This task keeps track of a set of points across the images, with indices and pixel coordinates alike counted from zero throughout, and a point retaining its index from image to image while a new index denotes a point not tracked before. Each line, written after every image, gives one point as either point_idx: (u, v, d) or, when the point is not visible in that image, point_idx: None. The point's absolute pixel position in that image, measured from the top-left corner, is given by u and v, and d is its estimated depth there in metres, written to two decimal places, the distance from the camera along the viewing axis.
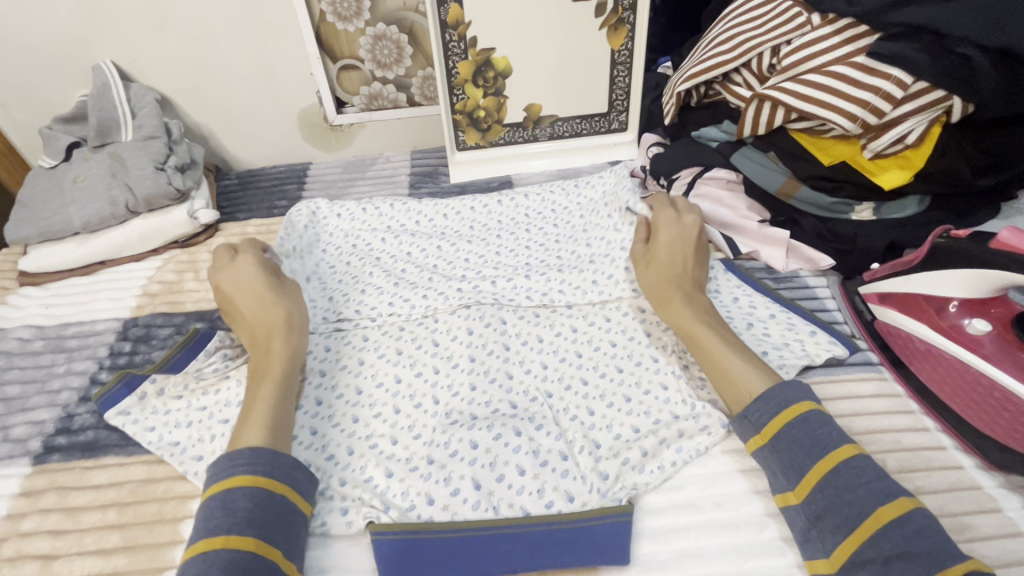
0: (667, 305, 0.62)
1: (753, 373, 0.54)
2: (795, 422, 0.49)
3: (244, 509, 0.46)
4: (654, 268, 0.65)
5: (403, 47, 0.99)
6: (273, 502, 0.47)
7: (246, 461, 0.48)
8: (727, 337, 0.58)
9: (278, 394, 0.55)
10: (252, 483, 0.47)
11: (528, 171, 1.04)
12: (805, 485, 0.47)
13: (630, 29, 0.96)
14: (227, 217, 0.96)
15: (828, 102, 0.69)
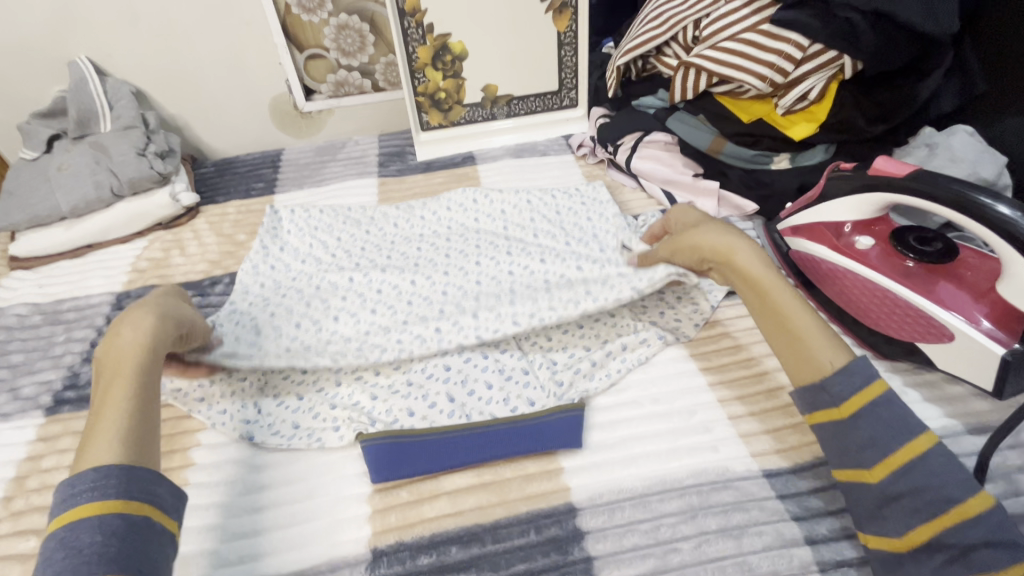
0: (733, 260, 0.57)
1: (831, 346, 0.50)
2: (879, 401, 0.47)
3: (91, 543, 0.41)
4: (710, 225, 0.60)
5: (366, 36, 1.06)
6: (128, 529, 0.43)
7: (92, 484, 0.44)
8: (800, 302, 0.54)
9: (129, 405, 0.49)
10: (95, 514, 0.43)
11: (489, 147, 1.12)
12: (885, 464, 0.45)
13: (573, 12, 1.05)
14: (206, 201, 1.02)
15: (741, 66, 0.80)
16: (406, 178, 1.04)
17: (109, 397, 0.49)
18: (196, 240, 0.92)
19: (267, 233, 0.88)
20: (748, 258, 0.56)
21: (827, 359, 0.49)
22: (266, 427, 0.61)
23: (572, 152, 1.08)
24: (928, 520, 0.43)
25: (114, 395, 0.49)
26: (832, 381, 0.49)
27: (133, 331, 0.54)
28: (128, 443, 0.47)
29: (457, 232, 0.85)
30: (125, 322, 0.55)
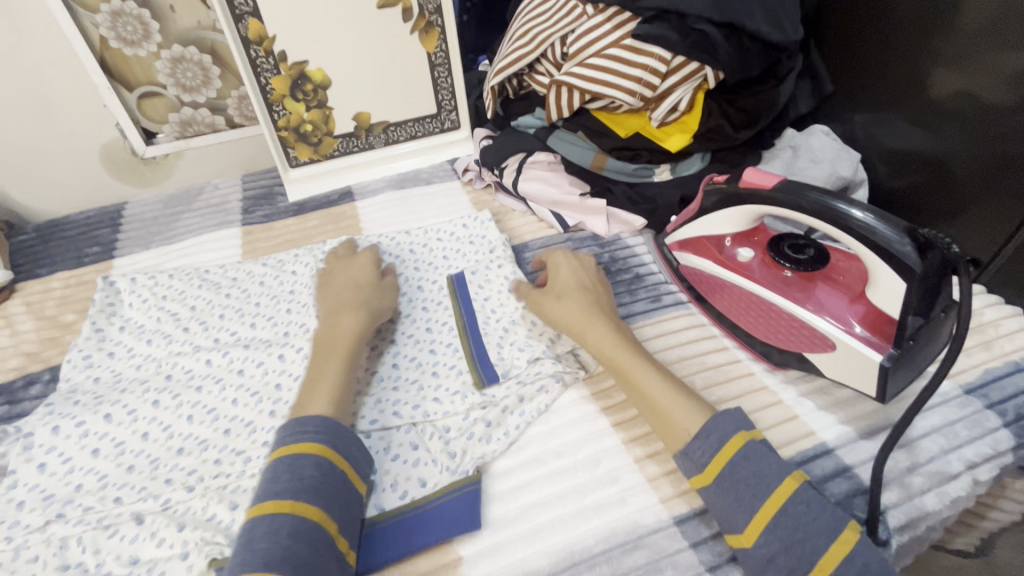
0: (589, 337, 0.59)
1: (682, 411, 0.51)
2: (737, 458, 0.47)
3: (311, 476, 0.47)
4: (570, 299, 0.62)
5: (209, 68, 0.94)
6: (333, 477, 0.48)
7: (316, 426, 0.50)
8: (656, 368, 0.56)
9: (351, 364, 0.58)
10: (313, 452, 0.48)
11: (370, 179, 1.04)
12: (752, 528, 0.44)
13: (441, 31, 0.99)
14: (25, 274, 0.85)
15: (611, 82, 0.78)
16: (275, 224, 0.93)
17: (328, 356, 0.58)
18: (7, 328, 0.76)
19: (100, 312, 0.74)
20: (604, 329, 0.59)
21: (686, 426, 0.50)
22: (93, 570, 0.50)
23: (458, 177, 1.02)
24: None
25: (347, 353, 0.58)
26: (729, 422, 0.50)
27: (378, 293, 0.67)
28: (339, 400, 0.54)
29: None
30: (364, 299, 0.65)
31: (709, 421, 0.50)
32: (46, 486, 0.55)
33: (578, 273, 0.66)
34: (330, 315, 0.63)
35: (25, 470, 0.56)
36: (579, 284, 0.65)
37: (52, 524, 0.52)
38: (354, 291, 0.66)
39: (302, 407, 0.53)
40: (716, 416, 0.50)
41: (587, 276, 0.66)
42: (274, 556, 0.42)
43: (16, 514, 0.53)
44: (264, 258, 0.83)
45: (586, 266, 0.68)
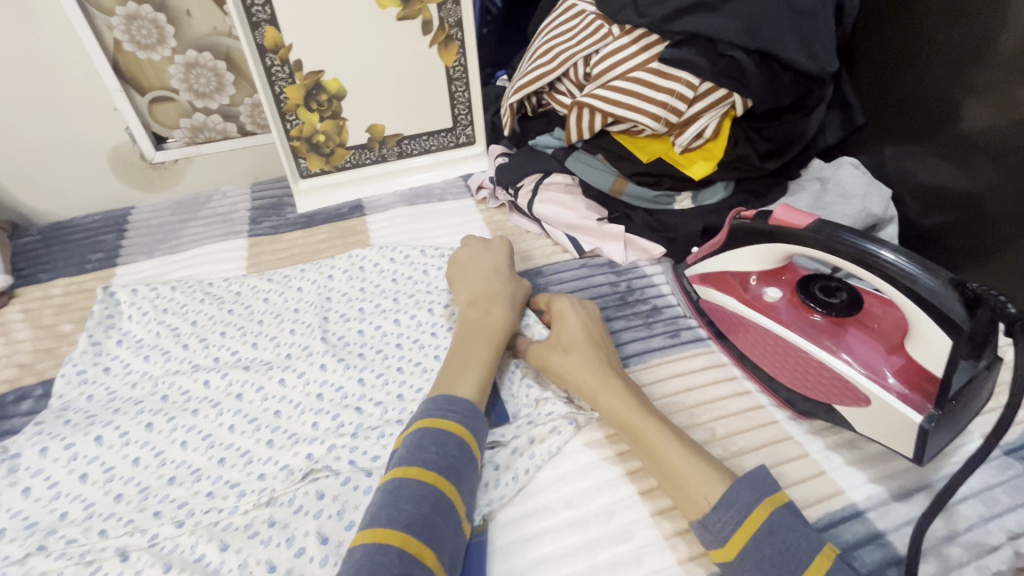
0: (601, 394, 0.55)
1: (705, 474, 0.48)
2: (761, 534, 0.43)
3: (455, 455, 0.49)
4: (579, 352, 0.59)
5: (223, 74, 0.92)
6: (472, 463, 0.50)
7: (464, 410, 0.52)
8: (672, 430, 0.52)
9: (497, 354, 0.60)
10: (457, 430, 0.51)
11: (382, 192, 1.01)
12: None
13: (460, 45, 0.97)
14: (24, 280, 0.83)
15: (635, 106, 0.75)
16: (282, 237, 0.90)
17: (478, 342, 0.60)
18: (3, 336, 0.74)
19: (98, 324, 0.72)
20: (619, 387, 0.56)
21: (705, 495, 0.47)
22: None
23: (471, 194, 1.00)
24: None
25: (494, 342, 0.60)
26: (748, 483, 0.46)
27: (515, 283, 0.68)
28: (482, 388, 0.56)
29: (345, 310, 0.73)
30: (504, 290, 0.66)
31: (726, 489, 0.47)
32: (29, 513, 0.53)
33: (587, 324, 0.62)
34: (476, 301, 0.65)
35: (9, 494, 0.54)
36: (584, 335, 0.61)
37: (32, 556, 0.49)
38: (497, 280, 0.67)
39: (448, 386, 0.55)
40: (738, 481, 0.47)
41: (593, 326, 0.63)
42: (416, 524, 0.44)
43: None
44: (269, 273, 0.81)
45: (594, 316, 0.64)
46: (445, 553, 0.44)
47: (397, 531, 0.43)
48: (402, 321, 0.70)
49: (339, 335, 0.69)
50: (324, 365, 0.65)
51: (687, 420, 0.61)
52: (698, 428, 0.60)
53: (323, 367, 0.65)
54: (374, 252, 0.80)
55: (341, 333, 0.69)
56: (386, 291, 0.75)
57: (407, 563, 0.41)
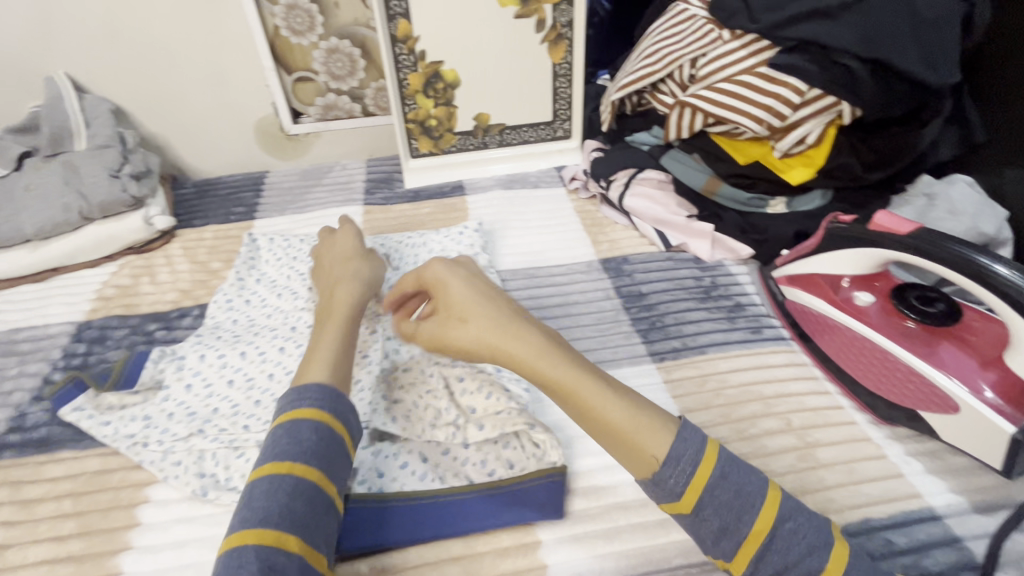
0: (522, 361, 0.50)
1: (642, 427, 0.46)
2: (715, 480, 0.44)
3: (309, 440, 0.47)
4: (476, 319, 0.52)
5: (357, 60, 1.03)
6: (342, 450, 0.49)
7: (318, 393, 0.50)
8: (606, 381, 0.49)
9: (349, 328, 0.59)
10: (317, 419, 0.48)
11: (480, 176, 1.09)
12: (743, 554, 0.43)
13: (568, 44, 1.03)
14: (183, 223, 0.98)
15: (739, 108, 0.77)
16: (392, 208, 1.01)
17: (327, 325, 0.59)
18: (167, 267, 0.88)
19: (244, 264, 0.85)
20: (534, 344, 0.50)
21: (654, 451, 0.45)
22: (223, 482, 0.58)
23: (564, 184, 1.05)
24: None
25: (347, 323, 0.59)
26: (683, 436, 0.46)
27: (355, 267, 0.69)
28: (337, 363, 0.54)
29: None
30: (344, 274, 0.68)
31: (673, 433, 0.46)
32: (190, 403, 0.64)
33: (469, 287, 0.55)
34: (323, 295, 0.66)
35: (177, 387, 0.66)
36: (461, 295, 0.55)
37: (193, 436, 0.61)
38: (342, 271, 0.69)
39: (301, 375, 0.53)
40: (678, 428, 0.46)
41: (458, 284, 0.56)
42: (274, 514, 0.42)
43: (166, 421, 0.62)
44: (381, 237, 0.91)
45: (465, 273, 0.57)
46: (318, 536, 0.43)
47: (250, 530, 0.41)
48: None
49: None
50: None
51: (763, 408, 0.63)
52: (773, 417, 0.62)
53: None
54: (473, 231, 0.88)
55: None
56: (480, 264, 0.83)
57: (265, 557, 0.39)
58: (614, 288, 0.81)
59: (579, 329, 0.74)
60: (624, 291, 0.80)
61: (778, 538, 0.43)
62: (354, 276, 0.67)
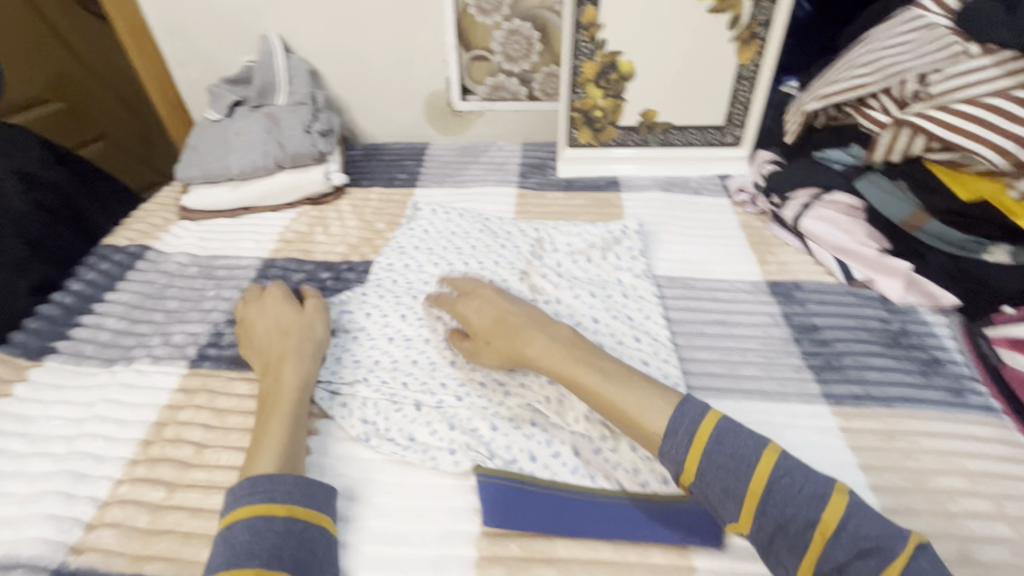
0: (538, 364, 0.58)
1: (646, 403, 0.51)
2: (710, 445, 0.47)
3: (244, 540, 0.46)
4: (498, 335, 0.61)
5: (534, 43, 1.04)
6: (293, 533, 0.48)
7: (252, 488, 0.49)
8: (613, 372, 0.55)
9: (294, 413, 0.58)
10: (248, 515, 0.48)
11: (635, 175, 1.06)
12: (748, 514, 0.44)
13: (761, 45, 0.95)
14: (352, 182, 1.05)
15: (977, 135, 0.66)
16: (546, 195, 1.00)
17: (272, 412, 0.57)
18: (338, 220, 0.95)
19: (407, 230, 0.89)
20: (546, 348, 0.58)
21: (656, 426, 0.50)
22: (383, 431, 0.61)
23: (728, 196, 0.99)
24: (804, 557, 0.42)
25: (289, 404, 0.58)
26: (723, 433, 0.48)
27: (295, 327, 0.66)
28: (284, 451, 0.54)
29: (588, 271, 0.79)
30: (285, 341, 0.64)
31: (672, 409, 0.51)
32: (356, 352, 0.69)
33: (485, 309, 0.64)
34: (266, 369, 0.63)
35: (347, 336, 0.72)
36: (487, 312, 0.64)
37: (359, 383, 0.65)
38: (281, 337, 0.65)
39: (248, 468, 0.53)
40: (681, 405, 0.51)
41: (488, 303, 0.64)
42: None
43: (336, 365, 0.68)
44: (535, 222, 0.91)
45: (486, 294, 0.66)
46: None
47: None
48: (639, 300, 0.76)
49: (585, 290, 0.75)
50: (574, 314, 0.72)
51: (966, 484, 0.55)
52: (978, 497, 0.54)
53: (574, 316, 0.72)
54: (631, 230, 0.84)
55: (587, 288, 0.76)
56: (629, 265, 0.80)
57: None
58: (783, 315, 0.74)
59: (742, 353, 0.69)
60: (795, 321, 0.74)
61: (774, 493, 0.44)
62: (296, 340, 0.64)
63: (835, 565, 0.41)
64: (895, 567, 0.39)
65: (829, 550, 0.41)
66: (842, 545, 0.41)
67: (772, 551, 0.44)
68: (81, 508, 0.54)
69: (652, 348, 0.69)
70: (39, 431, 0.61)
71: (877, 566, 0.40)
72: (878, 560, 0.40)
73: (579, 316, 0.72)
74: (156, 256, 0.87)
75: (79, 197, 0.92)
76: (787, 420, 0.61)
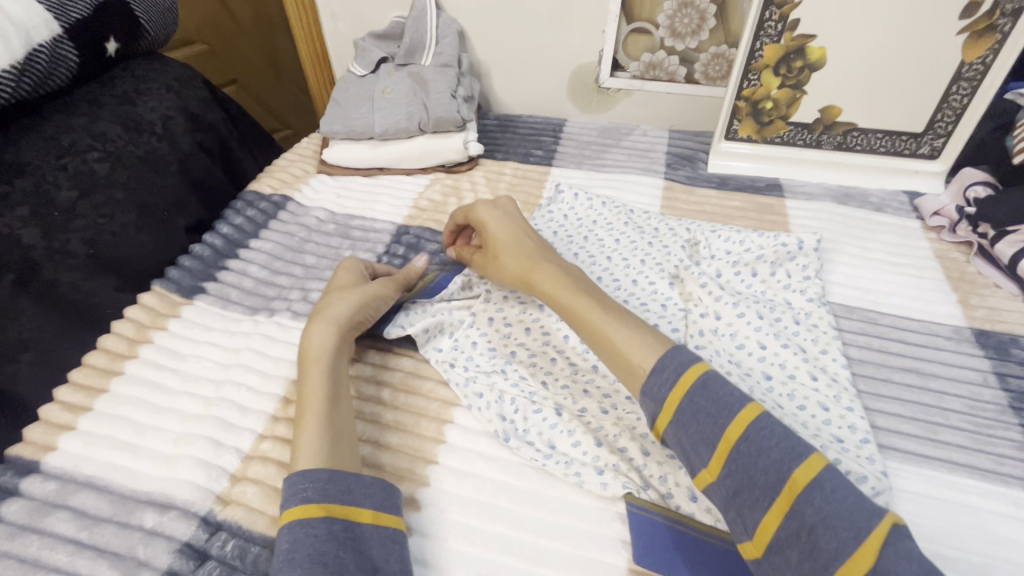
0: (539, 285, 0.59)
1: (637, 340, 0.49)
2: (695, 387, 0.44)
3: (283, 551, 0.41)
4: (505, 253, 0.63)
5: (707, 18, 0.92)
6: (338, 535, 0.43)
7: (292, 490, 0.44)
8: (608, 305, 0.54)
9: (313, 388, 0.52)
10: (290, 520, 0.43)
11: (801, 179, 0.93)
12: (717, 460, 0.41)
13: (999, 40, 0.79)
14: (486, 153, 1.00)
15: None
16: (696, 191, 0.91)
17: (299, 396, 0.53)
18: (472, 192, 0.91)
19: (546, 213, 0.83)
20: (551, 272, 0.58)
21: (643, 363, 0.47)
22: (521, 431, 0.57)
23: (918, 218, 0.84)
24: (768, 512, 0.38)
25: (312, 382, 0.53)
26: (711, 381, 0.44)
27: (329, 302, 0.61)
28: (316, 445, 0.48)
29: (750, 288, 0.70)
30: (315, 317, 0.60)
31: (664, 352, 0.47)
32: (491, 338, 0.65)
33: (498, 222, 0.65)
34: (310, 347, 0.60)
35: (481, 319, 0.67)
36: (497, 229, 0.65)
37: (495, 374, 0.61)
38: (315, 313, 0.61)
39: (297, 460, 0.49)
40: (673, 352, 0.47)
41: (504, 217, 0.66)
42: None
43: (471, 349, 0.64)
44: (687, 220, 0.82)
45: (505, 211, 0.67)
46: None
47: None
48: (813, 330, 0.65)
49: (747, 308, 0.66)
50: (735, 336, 0.64)
51: None
52: None
53: (735, 338, 0.63)
54: (806, 244, 0.73)
55: (750, 306, 0.66)
56: (801, 287, 0.70)
57: None
58: (995, 374, 0.62)
59: (943, 414, 0.58)
60: (1012, 384, 0.61)
61: (748, 443, 0.40)
62: (316, 317, 0.59)
63: (800, 525, 0.37)
64: (872, 539, 0.34)
65: (797, 510, 0.37)
66: (811, 504, 0.37)
67: (735, 505, 0.40)
68: (228, 458, 0.54)
69: (832, 391, 0.58)
70: (189, 370, 0.62)
71: (850, 537, 0.35)
72: (850, 532, 0.35)
73: (743, 339, 0.63)
74: (296, 208, 0.87)
75: (231, 140, 0.94)
76: (1005, 508, 0.50)
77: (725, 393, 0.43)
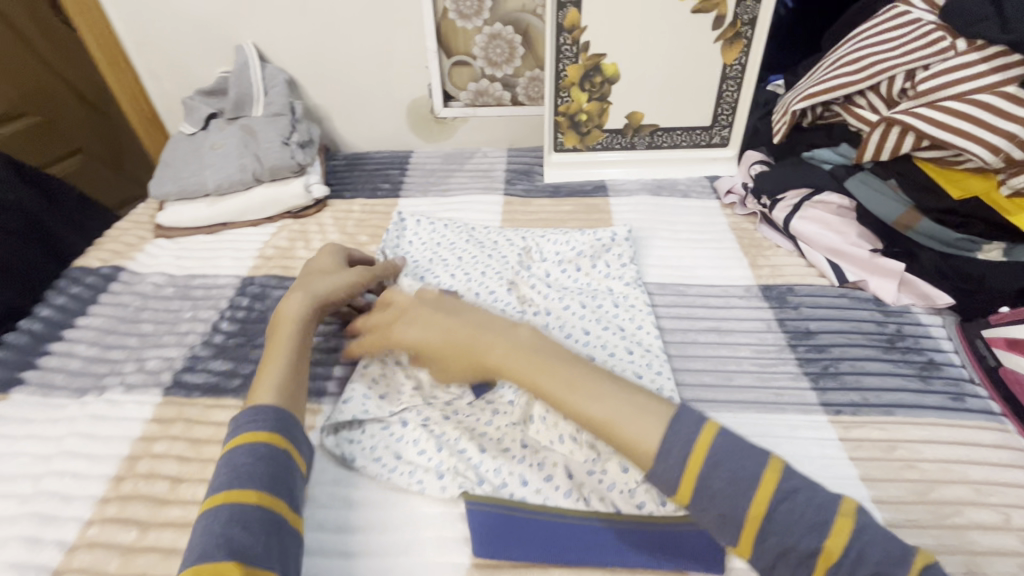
0: (498, 373, 0.53)
1: (632, 424, 0.45)
2: (705, 467, 0.41)
3: (242, 462, 0.44)
4: (448, 357, 0.56)
5: (516, 47, 1.02)
6: (290, 464, 0.46)
7: (252, 419, 0.48)
8: (575, 378, 0.50)
9: (287, 344, 0.56)
10: (252, 439, 0.46)
11: (622, 178, 1.04)
12: (746, 537, 0.39)
13: (746, 44, 0.94)
14: (334, 194, 1.02)
15: (968, 131, 0.65)
16: (532, 201, 0.98)
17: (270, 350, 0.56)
18: (320, 234, 0.92)
19: (391, 241, 0.86)
20: (504, 357, 0.53)
21: (646, 446, 0.44)
22: (368, 450, 0.59)
23: (717, 198, 0.97)
24: None
25: (286, 339, 0.57)
26: (719, 458, 0.41)
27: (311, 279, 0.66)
28: (287, 390, 0.52)
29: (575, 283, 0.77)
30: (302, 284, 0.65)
31: (665, 426, 0.44)
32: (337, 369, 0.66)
33: (424, 332, 0.58)
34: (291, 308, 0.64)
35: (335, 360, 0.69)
36: (436, 336, 0.57)
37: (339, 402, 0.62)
38: (302, 282, 0.66)
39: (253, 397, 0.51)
40: (672, 423, 0.44)
41: (434, 314, 0.59)
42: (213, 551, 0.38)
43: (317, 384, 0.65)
44: (522, 230, 0.88)
45: (417, 310, 0.60)
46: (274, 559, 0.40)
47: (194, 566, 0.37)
48: (630, 310, 0.72)
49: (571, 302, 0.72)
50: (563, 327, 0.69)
51: (972, 495, 0.54)
52: (983, 506, 0.53)
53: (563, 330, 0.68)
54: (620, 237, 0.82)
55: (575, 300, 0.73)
56: (620, 274, 0.78)
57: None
58: (777, 320, 0.73)
59: (737, 361, 0.68)
60: (789, 326, 0.72)
61: (775, 517, 0.39)
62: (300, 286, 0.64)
63: None
64: None
65: None
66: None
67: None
68: (49, 553, 0.51)
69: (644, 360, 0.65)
70: (4, 470, 0.58)
71: None
72: None
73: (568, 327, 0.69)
74: (130, 278, 0.84)
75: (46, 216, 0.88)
76: (785, 431, 0.60)
77: (723, 467, 0.41)
